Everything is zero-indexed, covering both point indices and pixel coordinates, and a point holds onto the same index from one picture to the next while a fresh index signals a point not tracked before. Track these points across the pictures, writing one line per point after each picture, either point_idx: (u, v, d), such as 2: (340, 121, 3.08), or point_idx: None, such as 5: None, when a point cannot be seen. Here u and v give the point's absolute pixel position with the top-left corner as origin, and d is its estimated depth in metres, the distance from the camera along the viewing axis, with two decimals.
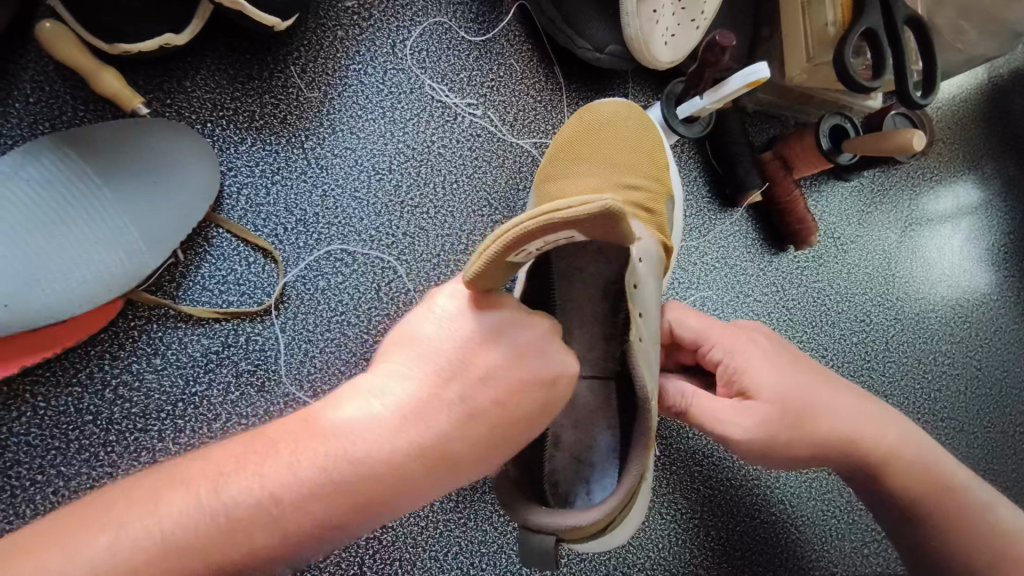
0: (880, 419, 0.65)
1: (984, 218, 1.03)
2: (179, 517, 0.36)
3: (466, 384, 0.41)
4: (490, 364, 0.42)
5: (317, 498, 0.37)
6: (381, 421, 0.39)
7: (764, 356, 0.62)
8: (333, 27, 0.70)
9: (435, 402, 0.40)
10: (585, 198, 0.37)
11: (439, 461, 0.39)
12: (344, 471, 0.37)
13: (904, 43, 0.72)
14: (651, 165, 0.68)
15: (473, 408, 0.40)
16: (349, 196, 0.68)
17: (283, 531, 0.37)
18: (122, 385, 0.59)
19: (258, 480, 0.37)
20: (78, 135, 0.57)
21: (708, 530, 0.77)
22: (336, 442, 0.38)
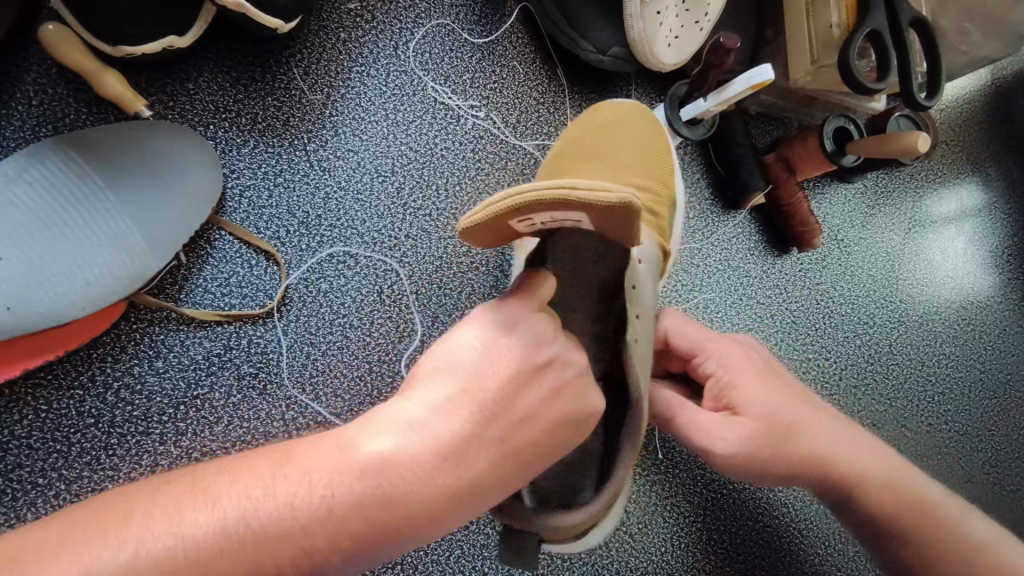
0: (854, 436, 0.64)
1: (987, 221, 1.02)
2: (204, 538, 0.34)
3: (506, 421, 0.40)
4: (530, 404, 0.41)
5: (352, 528, 0.36)
6: (421, 455, 0.38)
7: (745, 370, 0.62)
8: (336, 29, 0.70)
9: (477, 438, 0.39)
10: (608, 187, 0.39)
11: (472, 494, 0.39)
12: (380, 506, 0.37)
13: (908, 45, 0.71)
14: (657, 168, 0.66)
15: (509, 444, 0.40)
16: (352, 198, 0.68)
17: (308, 560, 0.36)
18: (124, 388, 0.58)
19: (288, 505, 0.36)
20: (83, 137, 0.57)
21: (711, 533, 0.77)
22: (377, 475, 0.37)
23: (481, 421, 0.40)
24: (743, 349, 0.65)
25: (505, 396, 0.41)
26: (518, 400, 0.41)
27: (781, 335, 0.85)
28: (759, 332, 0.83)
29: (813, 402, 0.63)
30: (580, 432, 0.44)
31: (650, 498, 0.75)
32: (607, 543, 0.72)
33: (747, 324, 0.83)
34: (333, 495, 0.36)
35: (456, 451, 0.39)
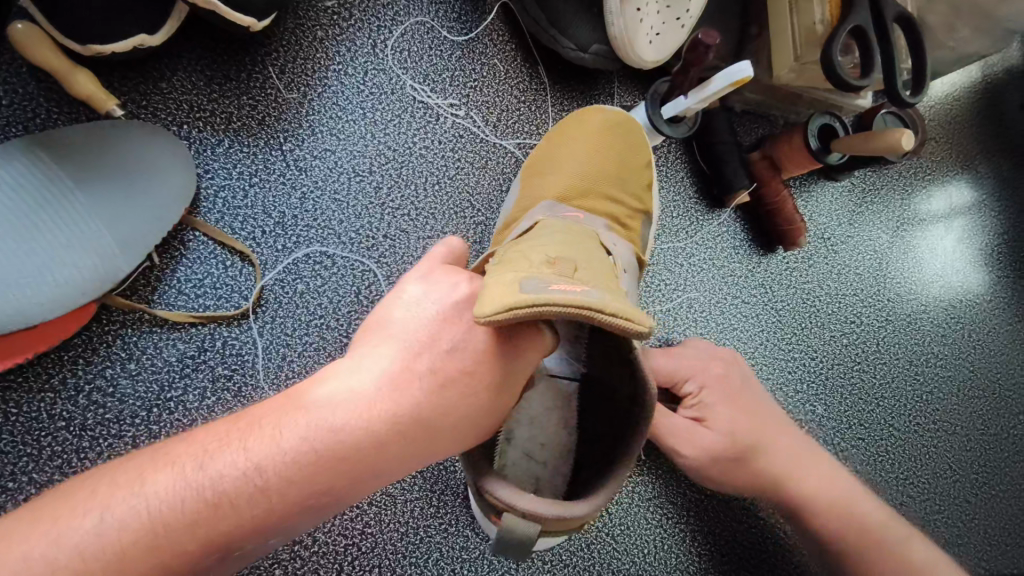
0: (818, 460, 0.66)
1: (978, 219, 1.02)
2: (164, 494, 0.36)
3: (436, 353, 0.43)
4: (458, 336, 0.43)
5: (304, 467, 0.37)
6: (364, 396, 0.40)
7: (719, 396, 0.65)
8: (313, 27, 0.69)
9: (410, 375, 0.41)
10: (631, 317, 0.37)
11: (415, 433, 0.41)
12: (329, 441, 0.38)
13: (892, 41, 0.71)
14: (625, 173, 0.68)
15: (446, 377, 0.42)
16: (329, 198, 0.67)
17: (268, 501, 0.37)
18: (96, 391, 0.58)
19: (244, 454, 0.37)
20: (50, 137, 0.57)
21: (695, 535, 0.76)
22: (322, 415, 0.39)
23: (413, 361, 0.42)
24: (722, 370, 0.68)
25: (433, 335, 0.43)
26: (450, 336, 0.43)
27: (767, 334, 0.84)
28: (745, 332, 0.83)
29: (781, 424, 0.66)
30: (522, 363, 0.45)
31: (633, 499, 0.74)
32: (589, 544, 0.71)
33: (732, 323, 0.82)
34: (283, 437, 0.38)
35: (394, 390, 0.41)
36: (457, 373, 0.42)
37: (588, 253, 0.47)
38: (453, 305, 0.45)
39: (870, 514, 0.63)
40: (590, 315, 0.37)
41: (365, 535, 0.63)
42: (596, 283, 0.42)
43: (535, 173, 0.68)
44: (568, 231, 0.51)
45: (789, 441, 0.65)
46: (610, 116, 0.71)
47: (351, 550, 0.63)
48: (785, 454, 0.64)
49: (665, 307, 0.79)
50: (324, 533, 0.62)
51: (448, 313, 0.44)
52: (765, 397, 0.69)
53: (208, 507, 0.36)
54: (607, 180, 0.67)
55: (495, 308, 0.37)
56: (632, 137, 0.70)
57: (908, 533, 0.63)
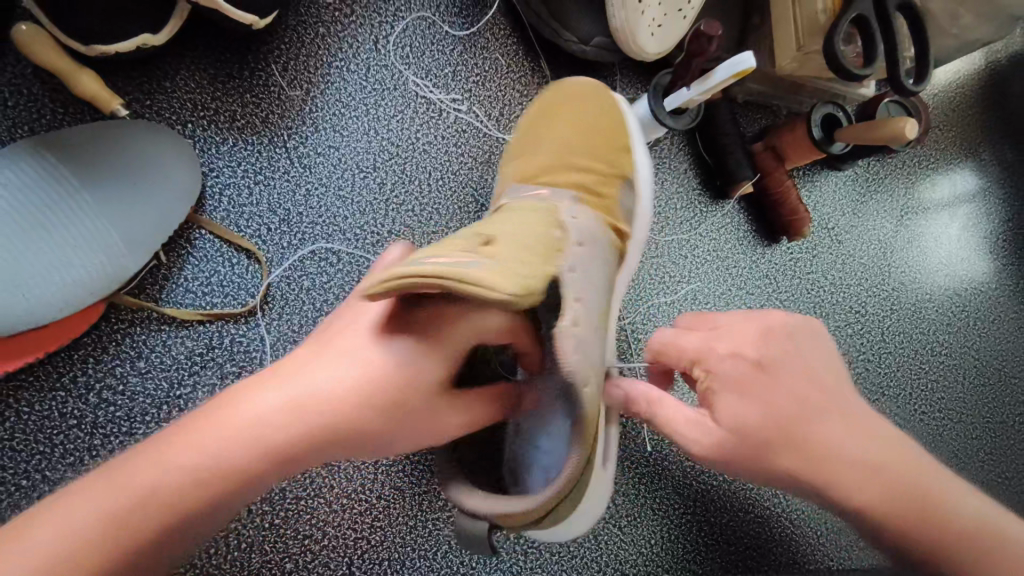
0: (901, 457, 0.49)
1: (982, 206, 1.01)
2: (122, 480, 0.38)
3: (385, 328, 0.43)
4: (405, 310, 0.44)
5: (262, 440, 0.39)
6: (311, 377, 0.41)
7: (735, 372, 0.50)
8: (314, 24, 0.69)
9: (360, 349, 0.43)
10: (498, 286, 0.39)
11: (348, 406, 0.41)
12: (284, 413, 0.40)
13: (895, 30, 0.70)
14: (598, 141, 0.65)
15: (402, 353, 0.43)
16: (333, 195, 0.68)
17: (211, 478, 0.38)
18: (107, 389, 0.58)
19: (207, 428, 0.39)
20: (58, 138, 0.57)
21: (701, 525, 0.77)
22: (278, 390, 0.41)
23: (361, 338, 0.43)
24: (750, 342, 0.51)
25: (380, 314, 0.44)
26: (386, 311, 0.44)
27: None
28: None
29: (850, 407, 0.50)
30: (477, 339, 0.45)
31: (639, 490, 0.75)
32: (596, 536, 0.72)
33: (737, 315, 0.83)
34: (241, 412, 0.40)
35: (346, 365, 0.42)
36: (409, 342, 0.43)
37: (530, 233, 0.49)
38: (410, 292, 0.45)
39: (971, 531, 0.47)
40: (447, 287, 0.37)
41: (374, 529, 0.64)
42: (502, 256, 0.44)
43: (517, 155, 0.67)
44: (526, 209, 0.56)
45: (856, 434, 0.48)
46: (591, 88, 0.68)
47: (361, 544, 0.63)
48: (857, 455, 0.47)
49: (671, 299, 0.79)
50: (333, 526, 0.63)
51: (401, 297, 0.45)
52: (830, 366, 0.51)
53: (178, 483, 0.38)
54: (578, 151, 0.64)
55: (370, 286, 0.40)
56: (604, 104, 0.68)
57: None
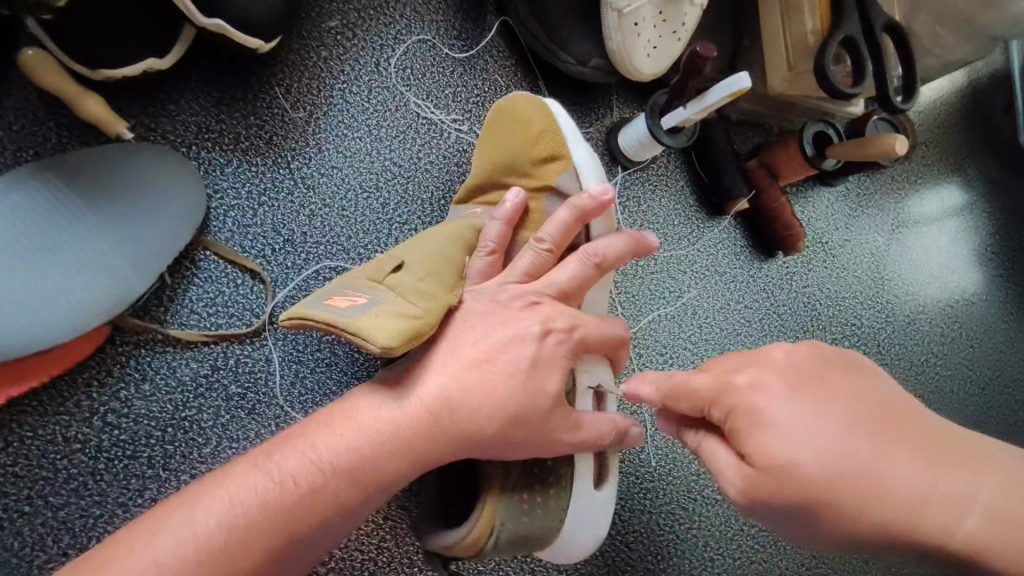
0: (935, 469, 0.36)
1: (969, 219, 1.04)
2: (192, 530, 0.41)
3: (548, 313, 0.51)
4: (527, 294, 0.52)
5: (360, 449, 0.45)
6: (357, 427, 0.46)
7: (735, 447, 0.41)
8: (317, 48, 0.70)
9: (357, 413, 0.47)
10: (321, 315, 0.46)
11: (377, 459, 0.45)
12: (373, 423, 0.46)
13: (881, 50, 0.73)
14: (520, 159, 0.60)
15: (538, 337, 0.50)
16: (337, 214, 0.68)
17: (267, 536, 0.42)
18: (111, 412, 0.58)
19: (304, 442, 0.45)
20: (66, 161, 0.57)
21: (708, 540, 0.77)
22: (305, 442, 0.45)
23: (470, 329, 0.50)
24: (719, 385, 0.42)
25: (543, 297, 0.52)
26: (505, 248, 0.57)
27: (769, 339, 0.86)
28: (747, 335, 0.85)
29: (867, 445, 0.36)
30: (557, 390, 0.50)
31: (645, 505, 0.75)
32: (605, 553, 0.72)
33: (734, 328, 0.84)
34: (334, 423, 0.46)
35: (375, 412, 0.47)
36: (578, 326, 0.52)
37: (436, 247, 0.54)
38: (578, 269, 0.54)
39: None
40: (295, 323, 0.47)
41: (381, 550, 0.63)
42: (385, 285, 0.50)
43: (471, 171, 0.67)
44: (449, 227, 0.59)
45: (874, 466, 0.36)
46: (534, 105, 0.61)
47: (368, 566, 0.63)
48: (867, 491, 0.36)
49: (669, 314, 0.81)
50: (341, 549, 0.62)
51: (554, 280, 0.54)
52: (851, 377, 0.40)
53: (281, 493, 0.43)
54: (505, 172, 0.61)
55: (478, 257, 0.55)
56: (528, 122, 0.60)
57: None
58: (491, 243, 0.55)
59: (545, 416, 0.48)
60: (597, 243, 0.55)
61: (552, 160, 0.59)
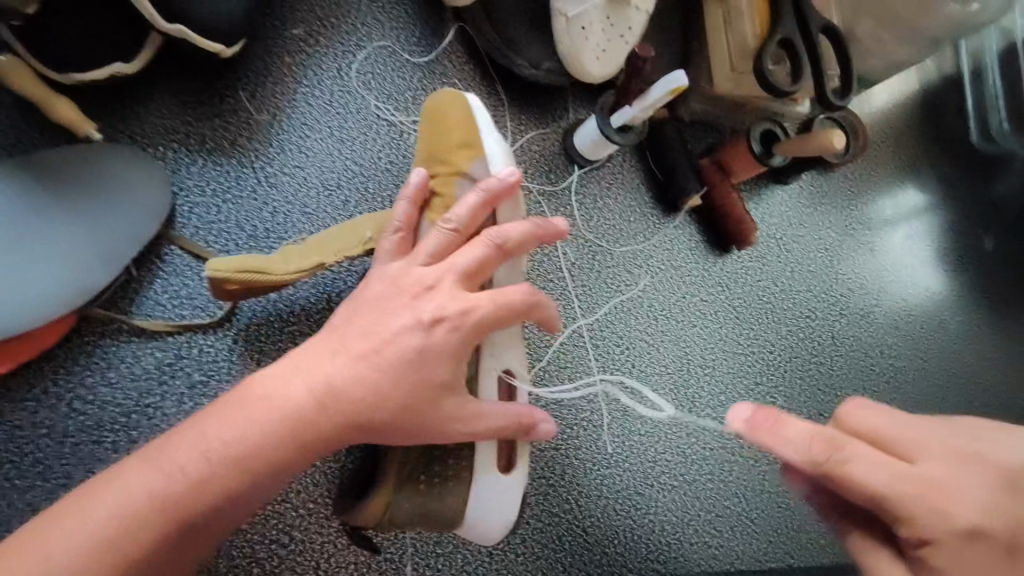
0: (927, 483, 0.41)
1: (924, 216, 1.07)
2: (91, 519, 0.40)
3: (440, 300, 0.52)
4: (425, 277, 0.53)
5: (252, 438, 0.44)
6: (260, 414, 0.45)
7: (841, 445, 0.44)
8: (280, 54, 0.74)
9: (260, 398, 0.46)
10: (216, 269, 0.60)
11: (275, 445, 0.45)
12: (267, 410, 0.45)
13: (818, 50, 0.77)
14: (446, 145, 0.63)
15: (429, 324, 0.51)
16: (299, 211, 0.71)
17: (171, 521, 0.42)
18: (77, 399, 0.60)
19: (198, 431, 0.44)
20: (35, 160, 0.60)
21: (664, 525, 0.79)
22: (213, 428, 0.44)
23: (373, 309, 0.51)
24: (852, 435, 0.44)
25: (440, 281, 0.53)
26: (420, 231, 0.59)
27: (724, 331, 0.89)
28: (703, 327, 0.88)
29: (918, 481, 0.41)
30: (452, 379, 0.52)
31: (601, 491, 0.77)
32: (562, 537, 0.74)
33: (689, 320, 0.87)
34: (228, 411, 0.45)
35: (278, 397, 0.46)
36: (472, 306, 0.52)
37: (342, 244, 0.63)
38: (478, 256, 0.54)
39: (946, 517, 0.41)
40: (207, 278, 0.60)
41: (341, 533, 0.66)
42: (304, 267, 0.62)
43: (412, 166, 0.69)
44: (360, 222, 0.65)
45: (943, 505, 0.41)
46: (453, 98, 0.65)
47: (327, 548, 0.65)
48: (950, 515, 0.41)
49: (625, 307, 0.84)
50: (300, 531, 0.64)
51: (458, 263, 0.54)
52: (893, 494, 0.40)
53: (186, 483, 0.42)
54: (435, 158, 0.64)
55: (388, 237, 0.58)
56: (446, 111, 0.64)
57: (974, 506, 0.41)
58: (400, 221, 0.58)
59: (430, 406, 0.50)
60: (496, 232, 0.55)
61: (467, 147, 0.62)
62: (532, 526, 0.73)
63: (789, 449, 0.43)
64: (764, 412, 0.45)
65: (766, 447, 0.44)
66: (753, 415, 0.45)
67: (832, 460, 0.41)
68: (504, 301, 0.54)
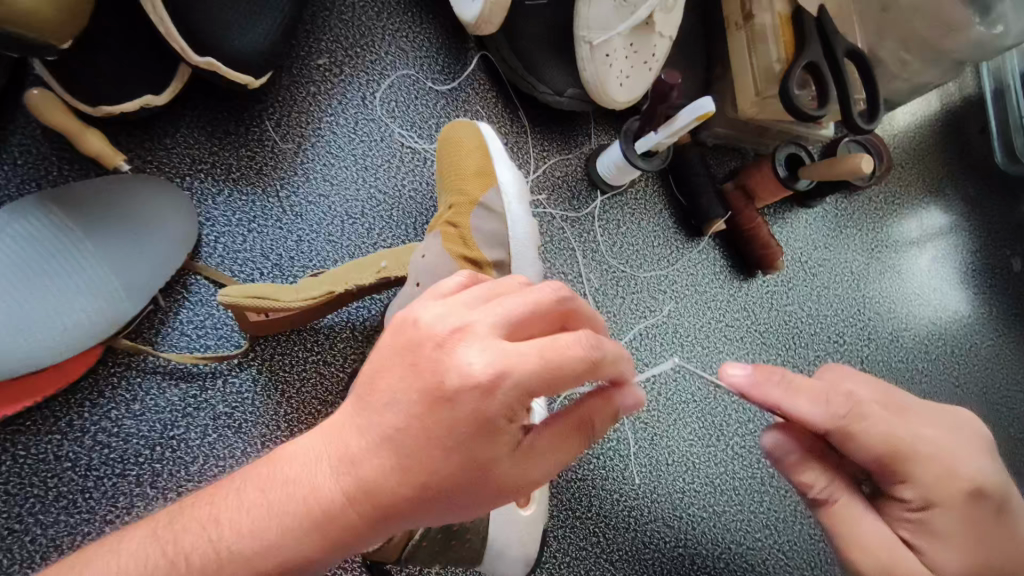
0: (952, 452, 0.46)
1: (952, 239, 1.05)
2: None
3: (479, 350, 0.36)
4: (456, 316, 0.37)
5: (269, 533, 0.37)
6: (268, 495, 0.38)
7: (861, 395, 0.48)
8: (306, 84, 0.74)
9: (271, 474, 0.39)
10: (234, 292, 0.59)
11: (291, 536, 0.37)
12: (288, 499, 0.37)
13: (844, 75, 0.76)
14: (472, 175, 0.66)
15: (452, 391, 0.36)
16: (324, 240, 0.71)
17: None
18: (101, 431, 0.60)
19: (207, 515, 0.38)
20: (65, 193, 0.60)
21: (695, 559, 0.77)
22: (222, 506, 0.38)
23: (395, 366, 0.37)
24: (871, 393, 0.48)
25: (475, 325, 0.36)
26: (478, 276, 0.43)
27: (751, 357, 0.87)
28: (729, 353, 0.86)
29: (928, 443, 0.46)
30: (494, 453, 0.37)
31: (629, 523, 0.75)
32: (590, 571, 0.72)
33: (715, 346, 0.86)
34: (243, 491, 0.38)
35: (294, 480, 0.38)
36: (514, 365, 0.35)
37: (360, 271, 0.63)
38: (531, 302, 0.37)
39: (943, 486, 0.45)
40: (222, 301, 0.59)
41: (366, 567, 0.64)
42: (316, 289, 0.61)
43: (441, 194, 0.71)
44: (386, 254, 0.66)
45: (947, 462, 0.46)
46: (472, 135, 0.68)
47: None
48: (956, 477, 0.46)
49: (651, 332, 0.82)
50: None
51: (503, 307, 0.37)
52: (904, 449, 0.45)
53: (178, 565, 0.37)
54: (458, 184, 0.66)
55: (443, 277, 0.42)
56: (467, 141, 0.67)
57: (974, 476, 0.46)
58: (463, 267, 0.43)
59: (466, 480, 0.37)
60: (560, 280, 0.38)
61: (479, 177, 0.66)
62: (560, 559, 0.71)
63: (809, 402, 0.46)
64: (764, 370, 0.47)
65: (763, 398, 0.47)
66: (753, 373, 0.47)
67: (852, 413, 0.45)
68: (557, 367, 0.35)
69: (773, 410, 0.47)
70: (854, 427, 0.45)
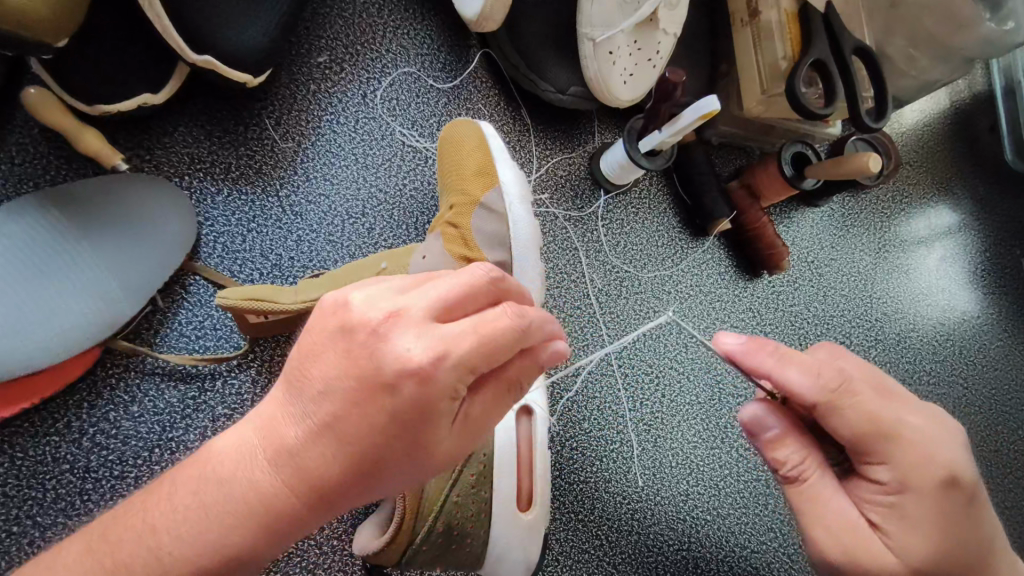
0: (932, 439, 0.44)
1: (960, 238, 1.04)
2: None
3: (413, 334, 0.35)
4: (386, 302, 0.36)
5: (208, 531, 0.36)
6: (206, 495, 0.37)
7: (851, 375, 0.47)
8: (306, 81, 0.74)
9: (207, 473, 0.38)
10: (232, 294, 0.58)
11: (225, 537, 0.36)
12: (222, 499, 0.36)
13: (851, 73, 0.74)
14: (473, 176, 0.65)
15: (392, 378, 0.34)
16: (324, 239, 0.71)
17: None
18: (100, 433, 0.59)
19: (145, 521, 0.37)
20: (62, 192, 0.60)
21: (698, 562, 0.76)
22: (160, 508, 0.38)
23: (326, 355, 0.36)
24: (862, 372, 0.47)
25: (408, 309, 0.35)
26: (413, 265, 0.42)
27: None
28: None
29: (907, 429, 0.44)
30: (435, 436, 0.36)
31: (631, 526, 0.74)
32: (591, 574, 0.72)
33: None
34: (178, 494, 0.37)
35: (228, 483, 0.36)
36: (451, 347, 0.34)
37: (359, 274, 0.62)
38: (464, 282, 0.36)
39: (920, 471, 0.43)
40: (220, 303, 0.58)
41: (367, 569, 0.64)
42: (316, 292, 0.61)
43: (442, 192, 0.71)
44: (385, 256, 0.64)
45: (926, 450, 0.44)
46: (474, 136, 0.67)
47: None
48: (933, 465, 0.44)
49: (655, 332, 0.81)
50: (324, 569, 0.62)
51: (435, 290, 0.36)
52: (886, 428, 0.44)
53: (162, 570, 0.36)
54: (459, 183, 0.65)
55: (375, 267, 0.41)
56: (469, 141, 0.66)
57: (954, 466, 0.44)
58: None
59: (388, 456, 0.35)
60: (491, 263, 0.38)
61: (481, 177, 0.65)
62: (561, 562, 0.71)
63: (799, 369, 0.45)
64: (757, 341, 0.48)
65: (752, 366, 0.48)
66: (744, 343, 0.48)
67: (843, 387, 0.45)
68: (490, 345, 0.35)
69: (767, 379, 0.47)
70: (841, 402, 0.44)
